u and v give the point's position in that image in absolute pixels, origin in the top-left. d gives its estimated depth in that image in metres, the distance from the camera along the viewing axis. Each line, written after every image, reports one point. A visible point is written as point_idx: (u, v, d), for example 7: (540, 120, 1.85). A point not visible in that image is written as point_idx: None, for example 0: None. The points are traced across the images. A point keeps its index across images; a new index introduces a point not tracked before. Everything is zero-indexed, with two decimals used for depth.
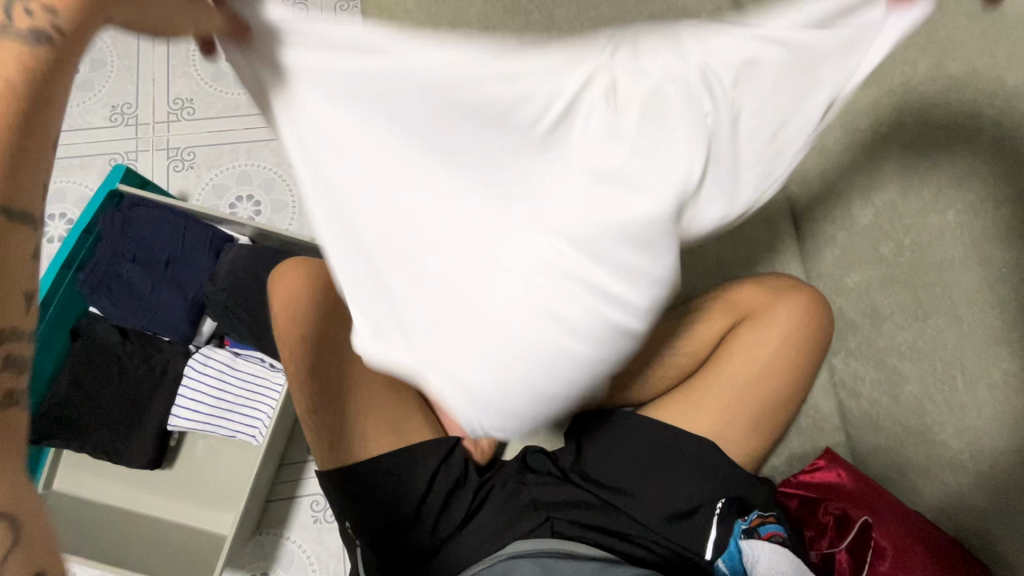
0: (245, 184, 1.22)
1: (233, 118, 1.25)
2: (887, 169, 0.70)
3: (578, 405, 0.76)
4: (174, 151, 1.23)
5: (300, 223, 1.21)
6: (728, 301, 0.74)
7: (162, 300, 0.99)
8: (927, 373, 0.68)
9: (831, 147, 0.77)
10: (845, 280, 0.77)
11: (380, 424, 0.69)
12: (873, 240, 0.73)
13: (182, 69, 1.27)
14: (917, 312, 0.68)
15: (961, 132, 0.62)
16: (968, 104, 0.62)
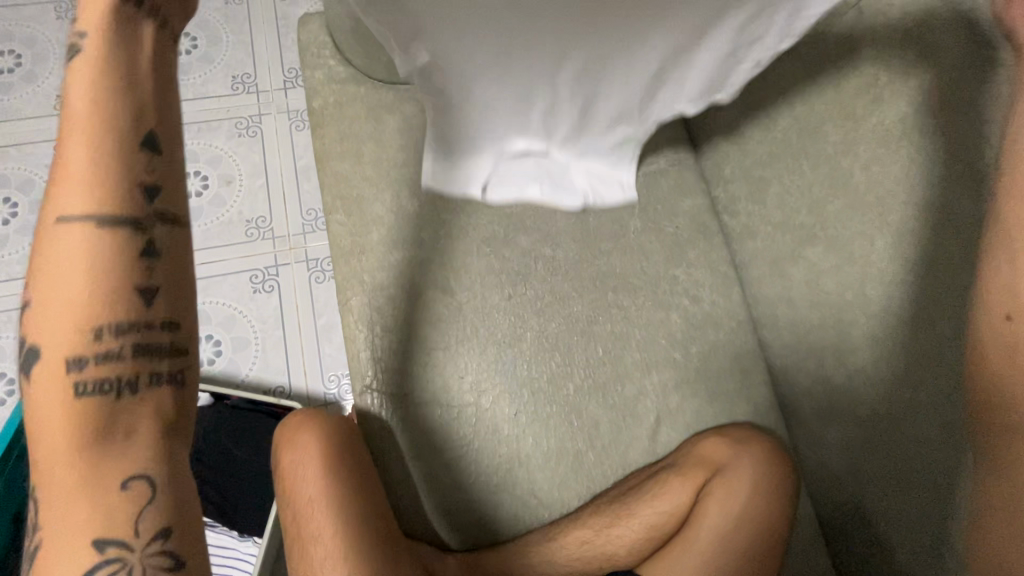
0: (204, 324, 1.17)
1: None
2: (856, 335, 0.70)
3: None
4: None
5: (264, 361, 1.16)
6: (698, 458, 0.76)
7: None
8: (915, 544, 0.66)
9: (798, 300, 0.77)
10: (824, 435, 0.76)
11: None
12: (850, 401, 0.72)
13: None
14: (899, 482, 0.67)
15: (917, 313, 0.63)
16: (927, 288, 0.61)
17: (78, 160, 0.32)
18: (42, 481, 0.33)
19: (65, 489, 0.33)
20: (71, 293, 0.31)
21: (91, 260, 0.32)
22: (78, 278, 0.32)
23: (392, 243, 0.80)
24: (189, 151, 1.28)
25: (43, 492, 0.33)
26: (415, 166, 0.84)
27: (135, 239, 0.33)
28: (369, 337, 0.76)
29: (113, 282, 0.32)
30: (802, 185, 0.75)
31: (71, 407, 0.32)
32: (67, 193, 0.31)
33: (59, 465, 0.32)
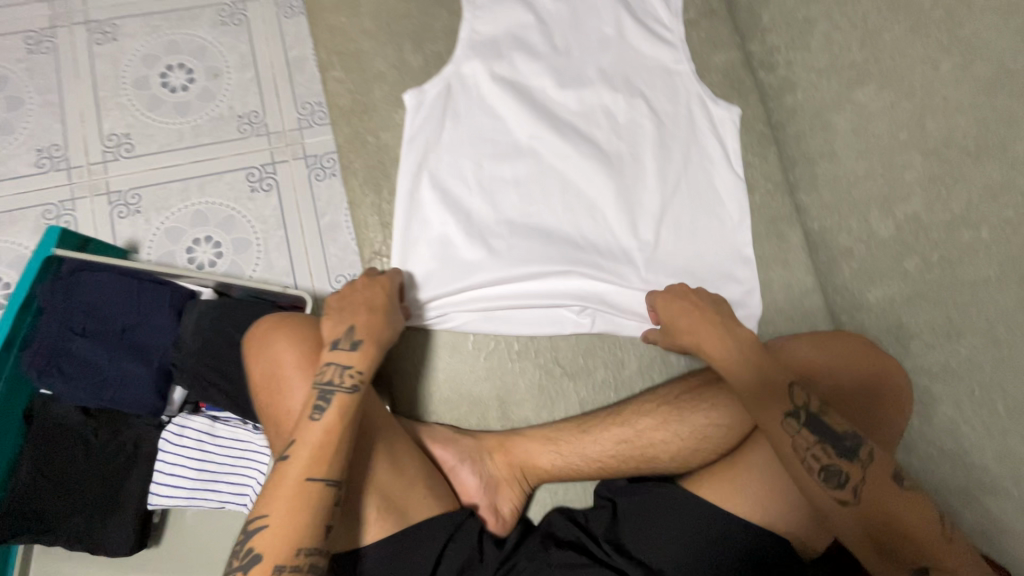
0: (201, 225, 1.11)
1: (178, 152, 1.14)
2: (909, 178, 0.64)
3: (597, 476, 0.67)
4: (115, 195, 1.11)
5: (267, 261, 1.11)
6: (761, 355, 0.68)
7: (122, 373, 0.88)
8: (961, 395, 0.63)
9: (843, 152, 0.71)
10: (864, 297, 0.72)
11: (377, 476, 0.58)
12: (896, 254, 0.67)
13: (113, 100, 1.14)
14: (948, 332, 0.63)
15: (986, 139, 0.56)
16: (1001, 107, 0.55)
17: (364, 351, 0.59)
18: (268, 506, 0.52)
19: (294, 512, 0.51)
20: (334, 426, 0.55)
21: (312, 506, 0.52)
22: (345, 410, 0.55)
23: (397, 103, 0.73)
24: (170, 42, 1.18)
25: (263, 511, 0.52)
26: (420, 19, 0.76)
27: (336, 491, 0.53)
28: (377, 203, 0.71)
29: (343, 438, 0.55)
30: (852, 16, 0.67)
31: (307, 480, 0.52)
32: (348, 379, 0.57)
33: (279, 504, 0.52)
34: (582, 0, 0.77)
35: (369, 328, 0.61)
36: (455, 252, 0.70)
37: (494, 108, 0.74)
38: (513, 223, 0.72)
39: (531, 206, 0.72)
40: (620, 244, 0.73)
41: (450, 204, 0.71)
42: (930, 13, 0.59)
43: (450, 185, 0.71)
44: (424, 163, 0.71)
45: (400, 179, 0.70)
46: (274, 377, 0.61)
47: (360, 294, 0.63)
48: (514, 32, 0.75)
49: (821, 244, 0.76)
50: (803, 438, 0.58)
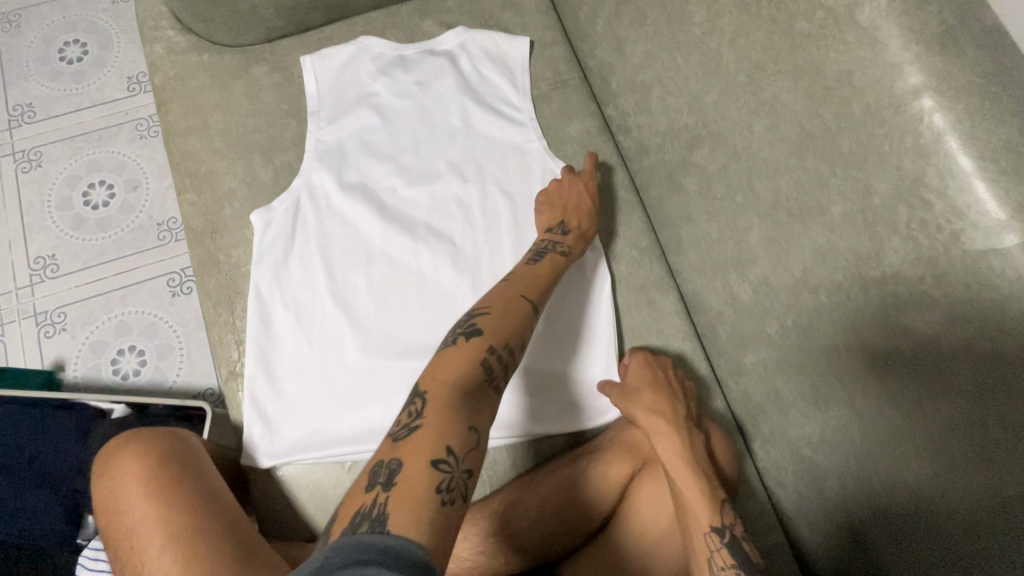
0: (125, 335, 1.13)
1: (101, 266, 1.17)
2: (752, 241, 0.61)
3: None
4: (42, 316, 1.14)
5: (190, 365, 1.12)
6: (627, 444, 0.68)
7: (31, 504, 0.88)
8: (843, 468, 0.57)
9: (696, 215, 0.68)
10: (742, 361, 0.67)
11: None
12: (759, 318, 0.63)
13: (39, 224, 1.19)
14: (817, 401, 0.58)
15: (806, 200, 0.53)
16: (810, 169, 0.52)
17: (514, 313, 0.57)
18: (363, 506, 0.40)
19: (409, 493, 0.40)
20: (458, 370, 0.50)
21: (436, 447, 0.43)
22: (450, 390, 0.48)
23: (248, 219, 0.74)
24: (91, 161, 1.23)
25: (370, 503, 0.40)
26: (269, 132, 0.77)
27: (472, 437, 0.45)
28: (231, 321, 0.71)
29: (473, 386, 0.49)
30: (678, 81, 0.65)
31: (431, 458, 0.42)
32: (485, 344, 0.52)
33: (370, 501, 0.40)
34: (427, 95, 0.79)
35: (522, 270, 0.65)
36: (310, 367, 0.69)
37: (344, 212, 0.74)
38: (368, 330, 0.70)
39: (386, 309, 0.71)
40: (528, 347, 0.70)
41: (305, 320, 0.70)
42: (737, 77, 0.58)
43: (303, 299, 0.71)
44: (274, 278, 0.71)
45: (249, 302, 0.70)
46: (113, 496, 0.60)
47: (562, 197, 0.72)
48: (360, 136, 0.77)
49: (695, 307, 0.72)
50: (722, 558, 0.56)
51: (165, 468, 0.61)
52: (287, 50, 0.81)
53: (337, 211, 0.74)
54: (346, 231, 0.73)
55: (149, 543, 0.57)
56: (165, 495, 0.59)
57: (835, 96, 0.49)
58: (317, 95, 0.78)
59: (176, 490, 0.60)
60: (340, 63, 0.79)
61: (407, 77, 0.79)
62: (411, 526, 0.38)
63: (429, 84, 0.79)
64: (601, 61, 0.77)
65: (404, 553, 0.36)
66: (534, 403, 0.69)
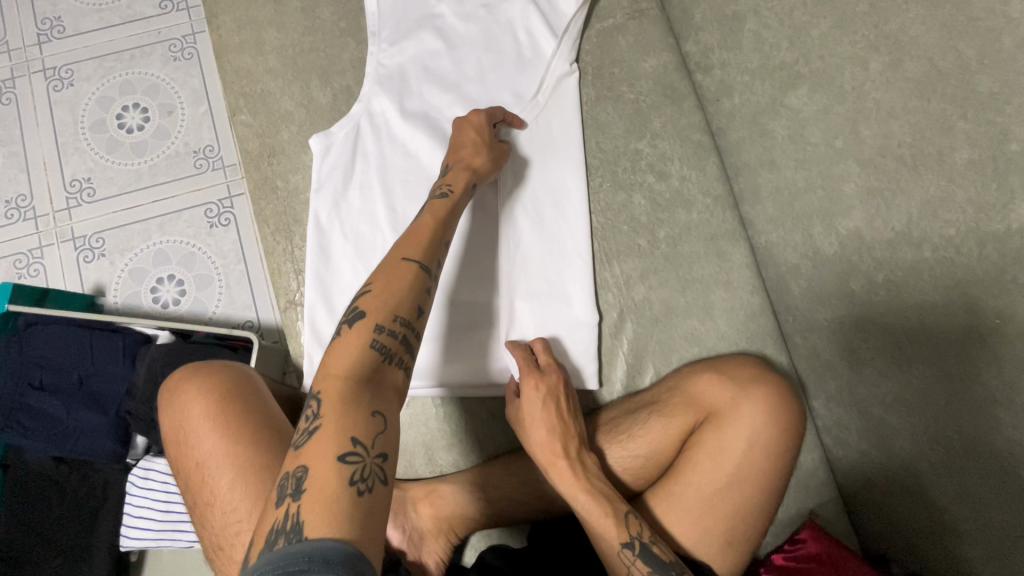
0: (163, 264, 1.12)
1: (137, 192, 1.14)
2: (848, 192, 0.57)
3: (527, 519, 0.66)
4: (80, 240, 1.12)
5: (228, 297, 1.11)
6: (687, 398, 0.64)
7: (81, 423, 0.89)
8: (917, 427, 0.56)
9: (782, 162, 0.64)
10: (815, 318, 0.65)
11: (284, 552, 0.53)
12: (843, 273, 0.60)
13: (73, 145, 1.16)
14: (898, 360, 0.57)
15: (924, 147, 0.49)
16: (934, 112, 0.48)
17: (394, 282, 0.52)
18: (277, 520, 0.41)
19: (320, 495, 0.41)
20: (350, 361, 0.48)
21: (335, 449, 0.43)
22: (341, 384, 0.46)
23: (306, 145, 0.70)
24: (124, 82, 1.19)
25: (282, 517, 0.41)
26: (328, 52, 0.73)
27: (376, 427, 0.45)
28: (289, 250, 0.69)
29: (363, 376, 0.47)
30: (779, 11, 0.60)
31: (339, 454, 0.43)
32: (371, 324, 0.49)
33: (284, 513, 0.41)
34: (494, 19, 0.74)
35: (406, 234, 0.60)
36: None
37: (407, 142, 0.70)
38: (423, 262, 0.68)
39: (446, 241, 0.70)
40: (465, 281, 0.70)
41: (365, 251, 0.68)
42: (855, 7, 0.53)
43: (364, 230, 0.68)
44: (334, 206, 0.68)
45: (308, 230, 0.68)
46: (183, 428, 0.58)
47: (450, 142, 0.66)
48: (422, 61, 0.72)
49: (766, 261, 0.70)
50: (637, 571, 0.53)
51: (232, 400, 0.59)
52: None
53: (397, 140, 0.70)
54: (409, 162, 0.70)
55: (221, 481, 0.55)
56: (233, 432, 0.57)
57: (979, 28, 0.44)
58: (377, 13, 0.73)
59: (241, 420, 0.58)
60: None
61: None
62: (328, 525, 0.39)
63: (496, 7, 0.74)
64: None
65: (333, 549, 0.38)
66: (461, 337, 0.70)
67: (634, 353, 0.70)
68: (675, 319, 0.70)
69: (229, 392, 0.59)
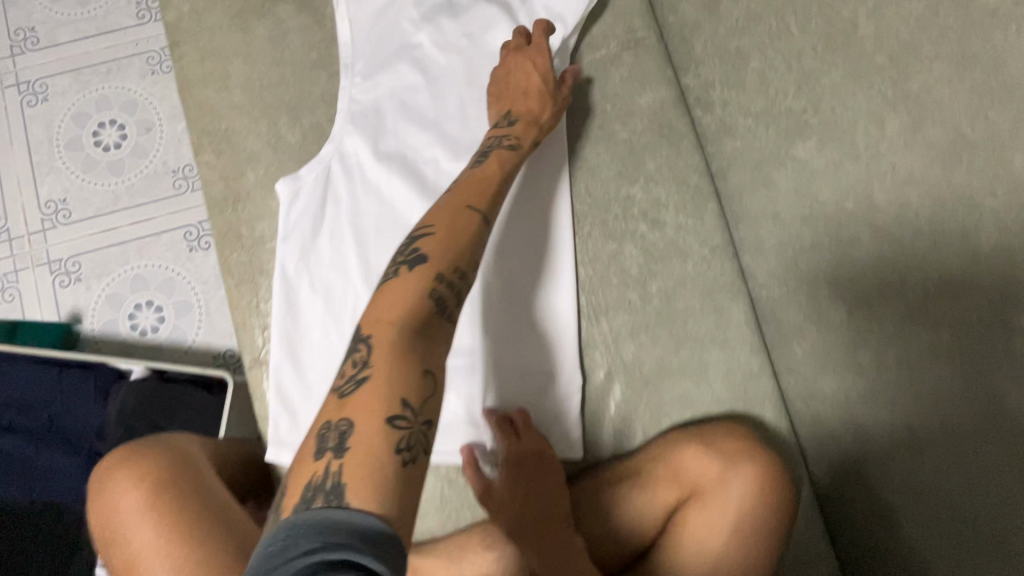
0: (141, 289, 1.08)
1: (114, 214, 1.10)
2: (858, 258, 0.52)
3: None
4: (56, 264, 1.09)
5: (209, 324, 1.07)
6: (673, 469, 0.62)
7: (55, 466, 0.85)
8: (927, 518, 0.50)
9: (787, 216, 0.59)
10: (820, 384, 0.60)
11: None
12: (851, 343, 0.55)
13: (48, 164, 1.12)
14: (910, 443, 0.51)
15: (946, 221, 0.44)
16: (959, 185, 0.42)
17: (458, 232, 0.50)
18: (313, 476, 0.38)
19: (364, 454, 0.38)
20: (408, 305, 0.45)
21: (383, 404, 0.40)
22: (396, 334, 0.43)
23: (273, 188, 0.66)
24: (100, 97, 1.14)
25: (320, 474, 0.37)
26: (298, 86, 0.68)
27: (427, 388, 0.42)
28: (255, 303, 0.64)
29: (420, 326, 0.45)
30: (787, 52, 0.54)
31: (386, 416, 0.40)
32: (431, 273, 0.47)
33: (322, 470, 0.37)
34: (477, 51, 0.68)
35: (469, 176, 0.57)
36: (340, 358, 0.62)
37: (381, 186, 0.65)
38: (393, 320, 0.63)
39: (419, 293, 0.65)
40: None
41: (335, 306, 0.63)
42: (872, 56, 0.47)
43: (335, 283, 0.64)
44: (302, 258, 0.64)
45: (274, 283, 0.64)
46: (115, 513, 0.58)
47: (512, 87, 0.63)
48: (399, 97, 0.67)
49: (768, 318, 0.65)
50: None
51: (163, 479, 0.59)
52: None
53: (370, 183, 0.65)
54: (383, 208, 0.65)
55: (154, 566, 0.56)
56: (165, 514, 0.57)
57: (1016, 97, 0.38)
58: (351, 44, 0.68)
59: (173, 500, 0.58)
60: (376, 5, 0.68)
61: (455, 27, 0.68)
62: (370, 494, 0.36)
63: (480, 37, 0.68)
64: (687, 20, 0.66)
65: (368, 528, 0.34)
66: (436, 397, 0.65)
67: (623, 415, 0.65)
68: (669, 379, 0.65)
69: (156, 479, 0.59)
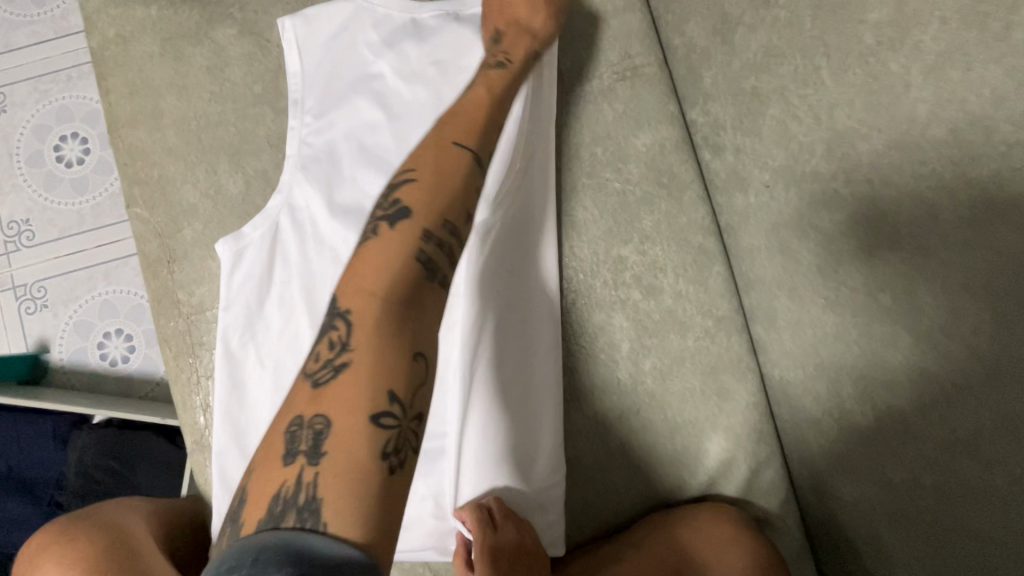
0: (110, 317, 1.02)
1: (79, 235, 1.03)
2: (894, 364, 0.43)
3: None
4: (21, 290, 1.03)
5: None
6: (665, 558, 0.53)
7: (11, 518, 0.81)
8: None
9: (806, 294, 0.49)
10: (837, 492, 0.51)
11: None
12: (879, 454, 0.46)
13: (8, 181, 1.05)
14: None
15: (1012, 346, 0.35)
16: None
17: (446, 182, 0.43)
18: (285, 485, 0.31)
19: (346, 462, 0.31)
20: (392, 269, 0.38)
21: (370, 391, 0.33)
22: (382, 306, 0.36)
23: (212, 247, 0.58)
24: (60, 107, 1.06)
25: (293, 482, 0.30)
26: (239, 127, 0.59)
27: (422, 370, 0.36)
28: (195, 379, 0.57)
29: (407, 292, 0.37)
30: (815, 103, 0.44)
31: (371, 412, 0.33)
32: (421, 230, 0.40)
33: (295, 478, 0.30)
34: (447, 82, 0.58)
35: (455, 114, 0.49)
36: None
37: (333, 244, 0.57)
38: None
39: None
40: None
41: (285, 384, 0.56)
42: (928, 127, 0.37)
43: (285, 359, 0.56)
44: (249, 329, 0.56)
45: (217, 358, 0.56)
46: None
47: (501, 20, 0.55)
48: (356, 138, 0.58)
49: (779, 402, 0.56)
50: None
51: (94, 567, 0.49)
52: (261, 4, 0.60)
53: (323, 242, 0.57)
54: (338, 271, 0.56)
55: None
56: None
57: None
58: (301, 76, 0.58)
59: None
60: (330, 28, 0.59)
61: (421, 53, 0.58)
62: (355, 519, 0.29)
63: (450, 65, 0.58)
64: (693, 48, 0.55)
65: (347, 561, 0.28)
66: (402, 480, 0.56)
67: (609, 505, 0.58)
68: (663, 469, 0.57)
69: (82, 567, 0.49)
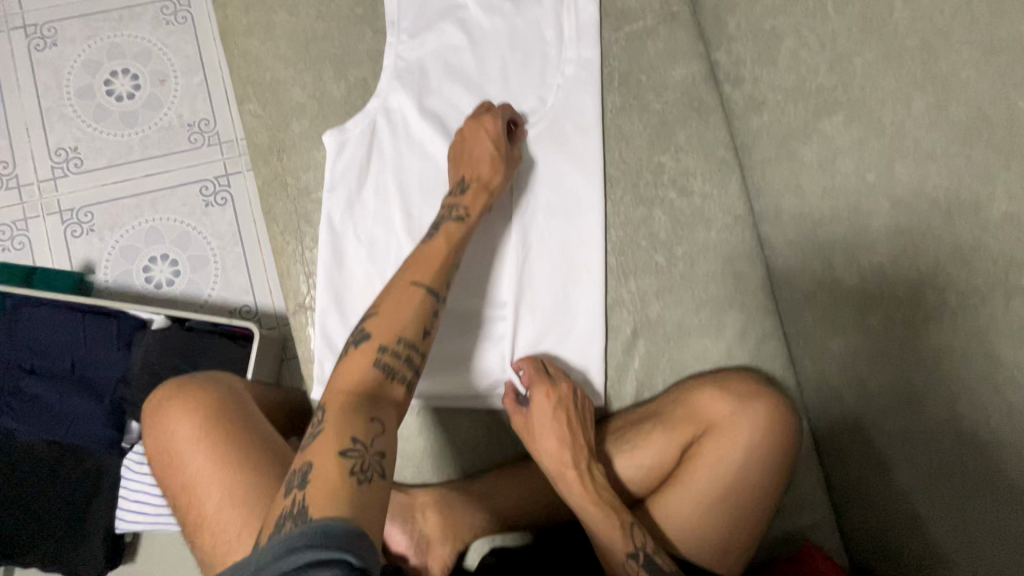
0: (156, 243, 1.08)
1: (127, 165, 1.09)
2: (874, 230, 0.57)
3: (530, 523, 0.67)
4: (67, 214, 1.07)
5: (225, 280, 1.08)
6: (688, 411, 0.65)
7: (77, 408, 0.87)
8: (922, 464, 0.56)
9: (808, 187, 0.63)
10: (828, 345, 0.65)
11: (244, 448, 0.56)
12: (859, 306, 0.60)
13: (57, 111, 1.09)
14: (908, 398, 0.56)
15: (958, 191, 0.49)
16: (977, 159, 0.47)
17: (399, 308, 0.56)
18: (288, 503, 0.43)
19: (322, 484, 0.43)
20: (354, 384, 0.51)
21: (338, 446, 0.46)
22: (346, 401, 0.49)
23: (318, 140, 0.67)
24: (112, 45, 1.12)
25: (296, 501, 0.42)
26: (342, 42, 0.69)
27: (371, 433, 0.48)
28: (299, 251, 0.66)
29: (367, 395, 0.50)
30: (821, 32, 0.58)
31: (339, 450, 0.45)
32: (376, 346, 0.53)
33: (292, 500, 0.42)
34: (520, 17, 0.71)
35: (419, 258, 0.59)
36: None
37: (424, 142, 0.68)
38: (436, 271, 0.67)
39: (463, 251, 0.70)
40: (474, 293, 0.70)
41: (378, 256, 0.66)
42: (905, 39, 0.51)
43: (380, 232, 0.66)
44: (348, 207, 0.66)
45: (320, 231, 0.66)
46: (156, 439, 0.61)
47: (465, 152, 0.65)
48: (441, 57, 0.69)
49: (781, 284, 0.70)
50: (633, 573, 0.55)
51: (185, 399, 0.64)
52: None
53: (412, 138, 0.68)
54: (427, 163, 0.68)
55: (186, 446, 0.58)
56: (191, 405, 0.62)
57: None
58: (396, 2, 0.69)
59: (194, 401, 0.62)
60: None
61: None
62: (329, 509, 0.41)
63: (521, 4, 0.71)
64: None
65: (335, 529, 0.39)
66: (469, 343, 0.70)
67: (645, 367, 0.70)
68: (688, 338, 0.70)
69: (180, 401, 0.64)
